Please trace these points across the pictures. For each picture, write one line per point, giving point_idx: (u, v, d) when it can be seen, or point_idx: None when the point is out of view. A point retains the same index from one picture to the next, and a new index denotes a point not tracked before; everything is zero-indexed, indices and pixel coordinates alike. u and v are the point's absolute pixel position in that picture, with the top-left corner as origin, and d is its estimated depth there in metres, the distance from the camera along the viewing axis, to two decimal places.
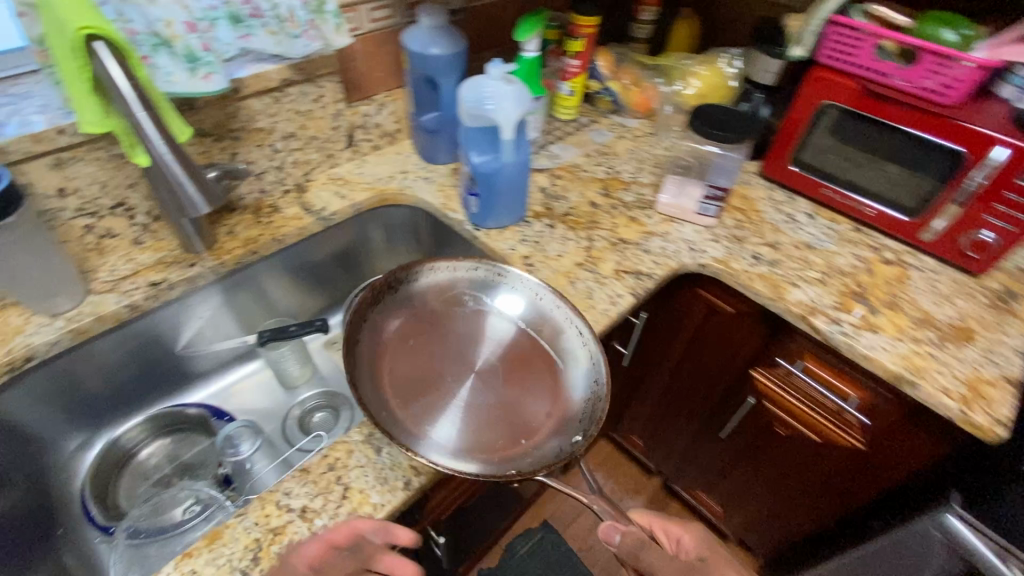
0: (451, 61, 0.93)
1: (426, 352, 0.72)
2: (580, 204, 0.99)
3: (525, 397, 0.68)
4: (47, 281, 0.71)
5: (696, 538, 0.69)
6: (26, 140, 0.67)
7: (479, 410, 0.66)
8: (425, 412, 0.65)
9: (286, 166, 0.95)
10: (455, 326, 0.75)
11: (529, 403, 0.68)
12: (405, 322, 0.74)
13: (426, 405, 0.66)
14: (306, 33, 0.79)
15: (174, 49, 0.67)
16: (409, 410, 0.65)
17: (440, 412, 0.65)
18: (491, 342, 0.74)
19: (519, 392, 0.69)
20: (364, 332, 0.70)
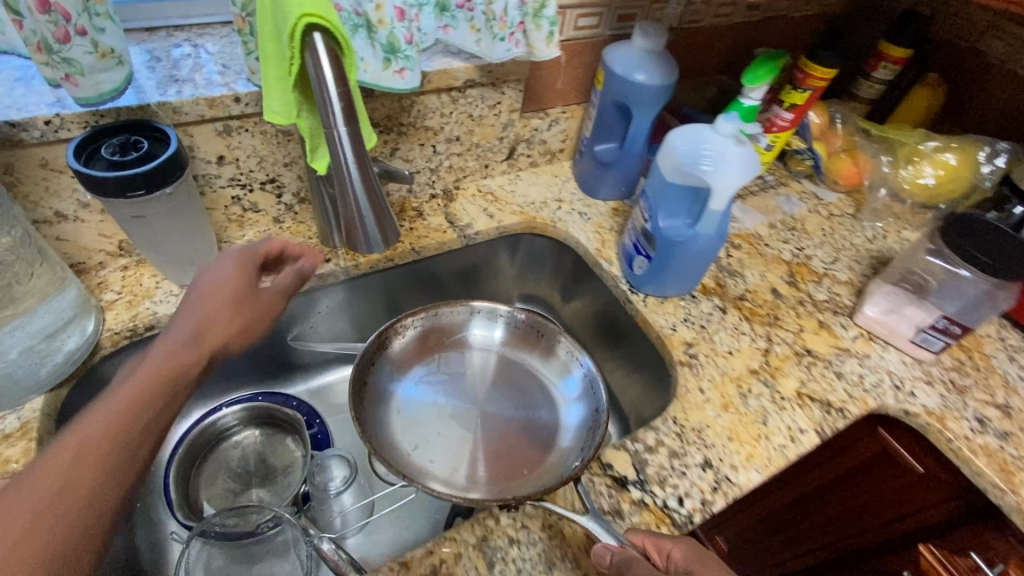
0: (657, 92, 0.78)
1: (441, 386, 0.74)
2: (759, 289, 0.83)
3: (533, 419, 0.72)
4: (186, 249, 0.67)
5: (688, 554, 0.49)
6: (202, 104, 0.61)
7: (492, 444, 0.69)
8: (448, 444, 0.69)
9: (440, 169, 0.86)
10: (448, 365, 0.76)
11: (544, 428, 0.71)
12: (411, 363, 0.74)
13: (451, 434, 0.70)
14: (512, 36, 0.68)
15: (376, 36, 0.57)
16: (433, 440, 0.69)
17: (457, 455, 0.68)
18: (498, 375, 0.76)
19: (541, 417, 0.72)
20: (373, 377, 0.70)
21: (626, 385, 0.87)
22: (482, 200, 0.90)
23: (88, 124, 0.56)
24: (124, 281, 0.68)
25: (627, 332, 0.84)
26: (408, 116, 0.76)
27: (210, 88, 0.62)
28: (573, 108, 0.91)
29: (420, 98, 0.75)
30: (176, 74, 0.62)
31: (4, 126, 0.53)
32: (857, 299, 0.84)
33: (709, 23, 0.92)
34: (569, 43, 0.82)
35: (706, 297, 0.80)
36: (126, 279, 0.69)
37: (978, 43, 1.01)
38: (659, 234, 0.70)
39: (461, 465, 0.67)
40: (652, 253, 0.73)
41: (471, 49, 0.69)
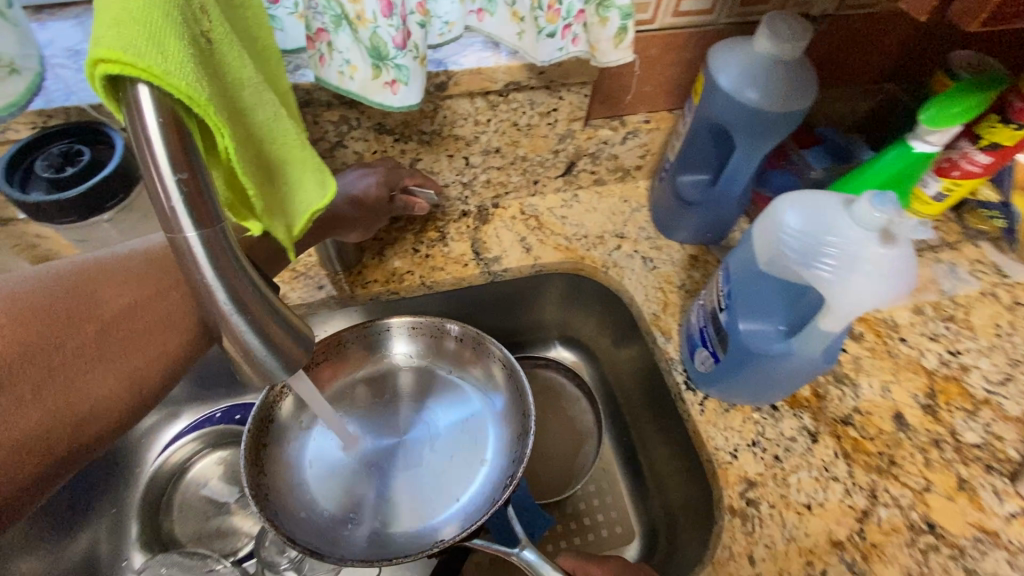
0: (775, 117, 0.54)
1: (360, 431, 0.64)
2: (874, 410, 0.60)
3: (466, 435, 0.63)
4: None
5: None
6: None
7: (430, 482, 0.61)
8: (385, 506, 0.59)
9: (475, 184, 0.70)
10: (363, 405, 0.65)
11: (467, 447, 0.63)
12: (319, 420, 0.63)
13: (380, 482, 0.61)
14: (567, 30, 0.48)
15: (360, 35, 0.42)
16: (355, 493, 0.60)
17: (394, 509, 0.59)
18: (417, 402, 0.66)
19: (464, 432, 0.64)
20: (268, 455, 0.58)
21: (665, 484, 0.69)
22: (523, 225, 0.73)
23: (38, 126, 0.47)
24: None
25: (675, 425, 0.65)
26: (431, 123, 0.60)
27: None
28: (661, 117, 0.70)
29: (447, 102, 0.58)
30: None
31: None
32: None
33: (883, 10, 0.63)
34: (663, 35, 0.60)
35: (790, 411, 0.59)
36: None
37: None
38: (733, 338, 0.50)
39: (390, 515, 0.58)
40: (721, 355, 0.53)
41: (511, 45, 0.51)
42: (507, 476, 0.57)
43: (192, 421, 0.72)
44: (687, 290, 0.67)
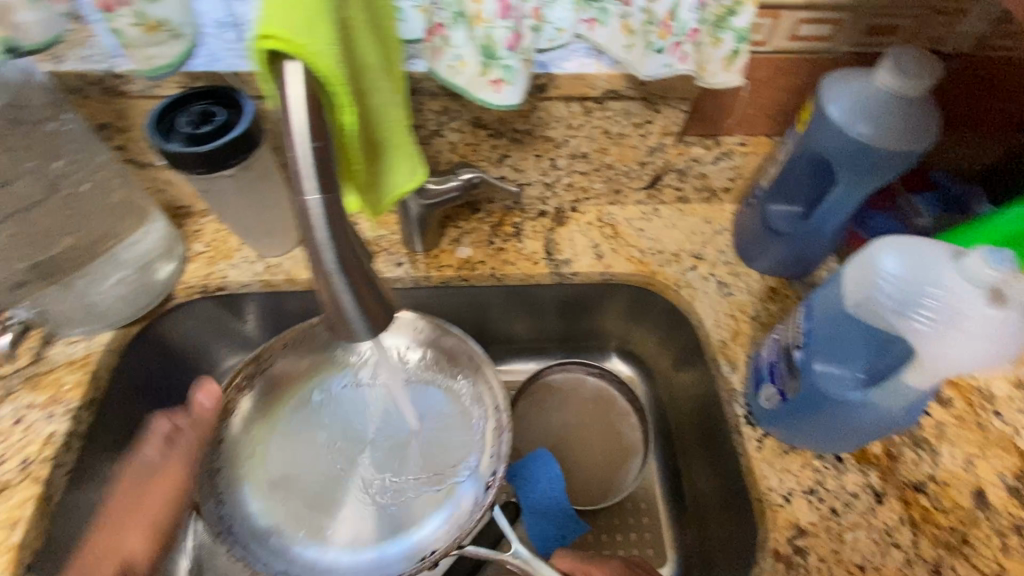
0: (887, 156, 0.51)
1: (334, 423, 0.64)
2: (952, 482, 0.55)
3: (438, 441, 0.62)
4: (263, 223, 0.64)
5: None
6: None
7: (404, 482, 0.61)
8: (353, 503, 0.60)
9: (557, 186, 0.71)
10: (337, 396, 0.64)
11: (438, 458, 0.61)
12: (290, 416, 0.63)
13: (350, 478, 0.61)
14: (677, 48, 0.48)
15: (474, 33, 0.43)
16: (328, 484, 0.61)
17: (361, 508, 0.60)
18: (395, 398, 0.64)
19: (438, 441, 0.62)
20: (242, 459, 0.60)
21: (705, 515, 0.67)
22: (598, 232, 0.73)
23: (184, 86, 0.54)
24: (214, 236, 0.69)
25: (727, 459, 0.63)
26: (525, 122, 0.62)
27: None
28: (758, 141, 0.68)
29: (544, 104, 0.60)
30: None
31: (110, 77, 0.53)
32: None
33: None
34: (776, 59, 0.59)
35: (855, 466, 0.56)
36: (217, 234, 0.69)
37: None
38: (806, 380, 0.48)
39: (363, 511, 0.60)
40: (790, 394, 0.51)
41: (618, 57, 0.51)
42: (485, 480, 0.57)
43: None
44: (760, 322, 0.65)
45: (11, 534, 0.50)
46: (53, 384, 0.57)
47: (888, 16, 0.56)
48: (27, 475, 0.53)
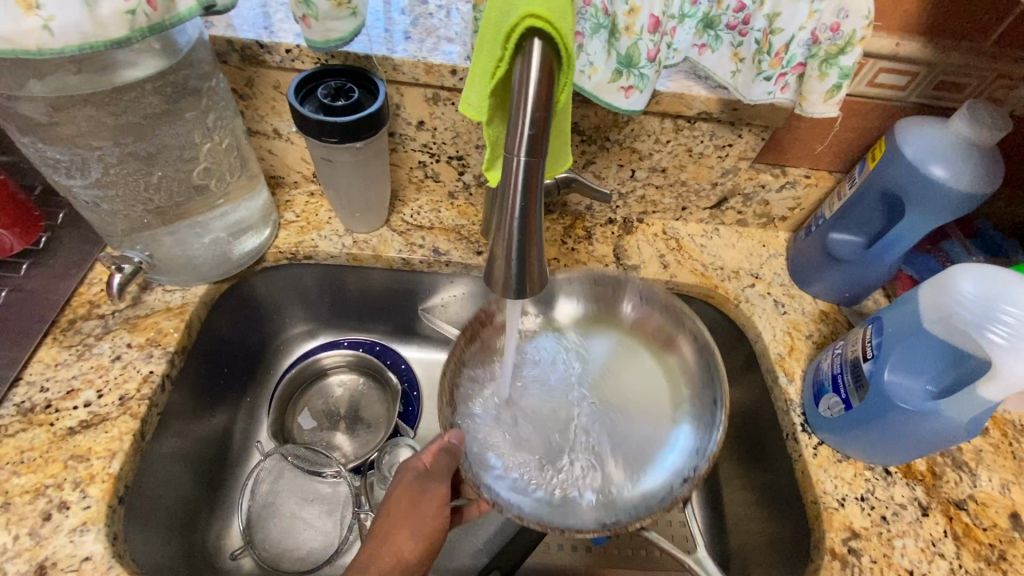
0: (955, 197, 0.57)
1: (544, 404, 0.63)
2: (991, 502, 0.59)
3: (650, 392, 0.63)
4: (360, 198, 0.68)
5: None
6: (420, 68, 0.59)
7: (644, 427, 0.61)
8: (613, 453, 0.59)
9: (630, 197, 0.76)
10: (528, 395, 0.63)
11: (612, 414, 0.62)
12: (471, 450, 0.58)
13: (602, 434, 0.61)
14: (782, 78, 0.53)
15: (616, 43, 0.48)
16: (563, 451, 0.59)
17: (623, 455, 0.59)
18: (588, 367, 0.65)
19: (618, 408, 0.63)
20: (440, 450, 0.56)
21: (749, 519, 0.70)
22: (664, 244, 0.77)
23: (320, 62, 0.58)
24: (305, 208, 0.72)
25: (777, 466, 0.66)
26: (618, 132, 0.67)
27: (434, 53, 0.60)
28: (821, 176, 0.72)
29: (639, 117, 0.65)
30: (407, 31, 0.61)
31: (255, 45, 0.57)
32: None
33: None
34: (851, 101, 0.64)
35: (902, 479, 0.60)
36: (307, 206, 0.73)
37: None
38: (877, 388, 0.52)
39: (611, 462, 0.59)
40: (855, 402, 0.55)
41: (724, 80, 0.57)
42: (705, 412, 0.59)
43: (328, 342, 0.80)
44: (815, 341, 0.69)
45: (109, 464, 0.51)
46: (150, 327, 0.60)
47: (959, 75, 0.61)
48: (125, 409, 0.54)
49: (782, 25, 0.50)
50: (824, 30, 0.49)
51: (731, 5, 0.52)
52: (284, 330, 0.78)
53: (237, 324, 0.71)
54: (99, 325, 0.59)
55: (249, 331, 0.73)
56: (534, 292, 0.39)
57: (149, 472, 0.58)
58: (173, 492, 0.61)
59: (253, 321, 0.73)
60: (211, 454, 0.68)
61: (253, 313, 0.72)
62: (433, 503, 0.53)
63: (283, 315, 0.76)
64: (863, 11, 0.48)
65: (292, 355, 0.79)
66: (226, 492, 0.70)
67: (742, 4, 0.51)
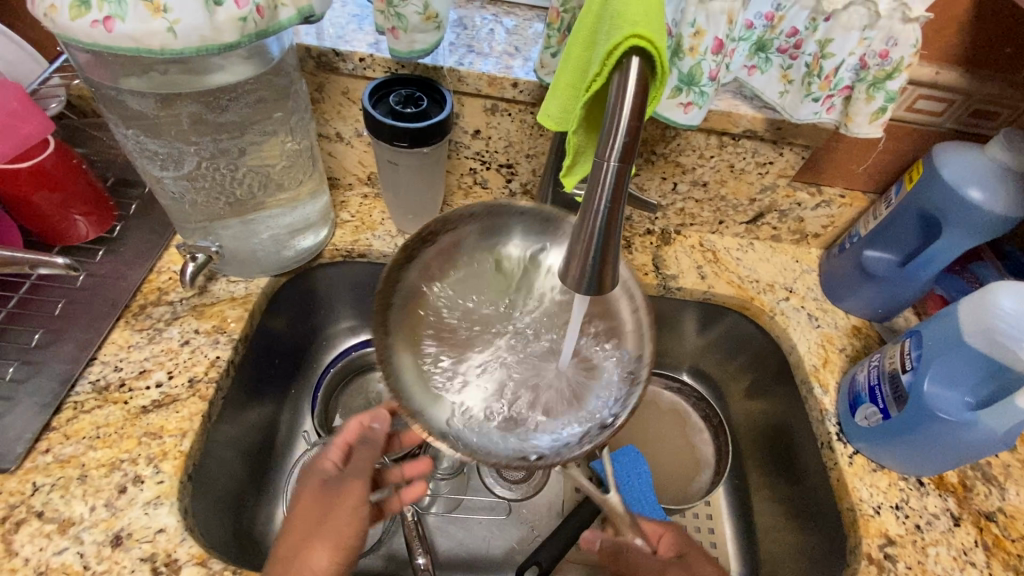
0: (993, 220, 0.59)
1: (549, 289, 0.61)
2: (1021, 517, 0.60)
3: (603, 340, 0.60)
4: (414, 200, 0.71)
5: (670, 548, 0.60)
6: (483, 80, 0.63)
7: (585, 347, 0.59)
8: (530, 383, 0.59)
9: (669, 209, 0.79)
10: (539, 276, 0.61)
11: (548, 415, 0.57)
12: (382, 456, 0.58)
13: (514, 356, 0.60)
14: (829, 100, 0.56)
15: (680, 64, 0.51)
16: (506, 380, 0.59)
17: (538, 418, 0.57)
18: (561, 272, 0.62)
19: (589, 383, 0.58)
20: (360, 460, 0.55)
21: (779, 524, 0.71)
22: (700, 255, 0.80)
23: (390, 71, 0.62)
24: (359, 208, 0.76)
25: (809, 474, 0.68)
26: (664, 146, 0.70)
27: (496, 67, 0.63)
28: (856, 196, 0.75)
29: (686, 133, 0.68)
30: (471, 45, 0.65)
31: (331, 54, 0.61)
32: None
33: None
34: (890, 125, 0.67)
35: (936, 491, 0.61)
36: (362, 206, 0.76)
37: None
38: (916, 397, 0.54)
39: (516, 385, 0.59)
40: (894, 412, 0.57)
41: (772, 100, 0.60)
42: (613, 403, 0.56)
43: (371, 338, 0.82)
44: (848, 355, 0.71)
45: (180, 442, 0.54)
46: (217, 315, 0.63)
47: (995, 104, 0.64)
48: (194, 391, 0.57)
49: (833, 51, 0.53)
50: (873, 56, 0.52)
51: (784, 31, 0.55)
52: (330, 325, 0.80)
53: (289, 316, 0.73)
54: (168, 311, 0.62)
55: (299, 324, 0.76)
56: (605, 291, 0.41)
57: (209, 455, 0.60)
58: (226, 475, 0.63)
59: (304, 315, 0.75)
60: (260, 442, 0.70)
61: (304, 307, 0.75)
62: (347, 500, 0.49)
63: (331, 311, 0.79)
64: (912, 40, 0.51)
65: (337, 350, 0.82)
66: (271, 481, 0.71)
67: (795, 29, 0.55)
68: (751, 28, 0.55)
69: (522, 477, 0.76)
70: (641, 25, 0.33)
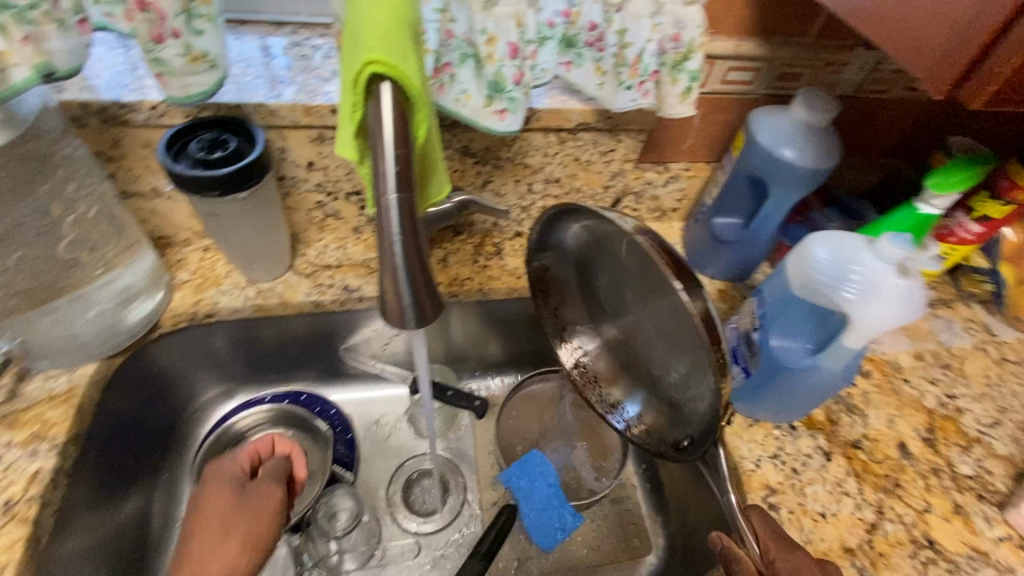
0: (805, 174, 0.64)
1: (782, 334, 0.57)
2: (881, 438, 0.66)
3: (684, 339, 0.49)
4: (257, 249, 0.66)
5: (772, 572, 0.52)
6: (299, 111, 0.59)
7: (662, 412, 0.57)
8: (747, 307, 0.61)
9: (532, 209, 0.79)
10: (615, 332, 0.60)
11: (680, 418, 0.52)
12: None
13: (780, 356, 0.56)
14: (642, 86, 0.57)
15: (483, 71, 0.50)
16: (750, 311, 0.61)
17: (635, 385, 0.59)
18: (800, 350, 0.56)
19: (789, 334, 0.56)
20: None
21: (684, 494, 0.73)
22: None
23: (191, 116, 0.57)
24: (201, 264, 0.69)
25: (674, 316, 0.47)
26: (508, 150, 0.70)
27: (310, 95, 0.60)
28: (699, 168, 0.79)
29: (525, 134, 0.68)
30: (281, 75, 0.61)
31: (115, 106, 0.55)
32: (1017, 487, 0.63)
33: (894, 96, 0.74)
34: (711, 98, 0.71)
35: (807, 431, 0.66)
36: (204, 261, 0.70)
37: None
38: (766, 354, 0.57)
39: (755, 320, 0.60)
40: (753, 369, 0.59)
41: (592, 93, 0.60)
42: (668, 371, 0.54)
43: (246, 400, 0.77)
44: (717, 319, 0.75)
45: None
46: (34, 421, 0.55)
47: (794, 66, 0.68)
48: (11, 515, 0.49)
49: (630, 39, 0.54)
50: (668, 40, 0.54)
51: (584, 25, 0.56)
52: (194, 397, 0.73)
53: (139, 397, 0.66)
54: None
55: (155, 406, 0.69)
56: (431, 320, 0.40)
57: None
58: None
59: (157, 393, 0.68)
60: (129, 544, 0.62)
61: (155, 386, 0.68)
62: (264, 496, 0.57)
63: (189, 381, 0.72)
64: (696, 21, 0.53)
65: (209, 423, 0.75)
66: None
67: (593, 23, 0.56)
68: (553, 26, 0.56)
69: (434, 504, 0.76)
70: (389, 47, 0.31)
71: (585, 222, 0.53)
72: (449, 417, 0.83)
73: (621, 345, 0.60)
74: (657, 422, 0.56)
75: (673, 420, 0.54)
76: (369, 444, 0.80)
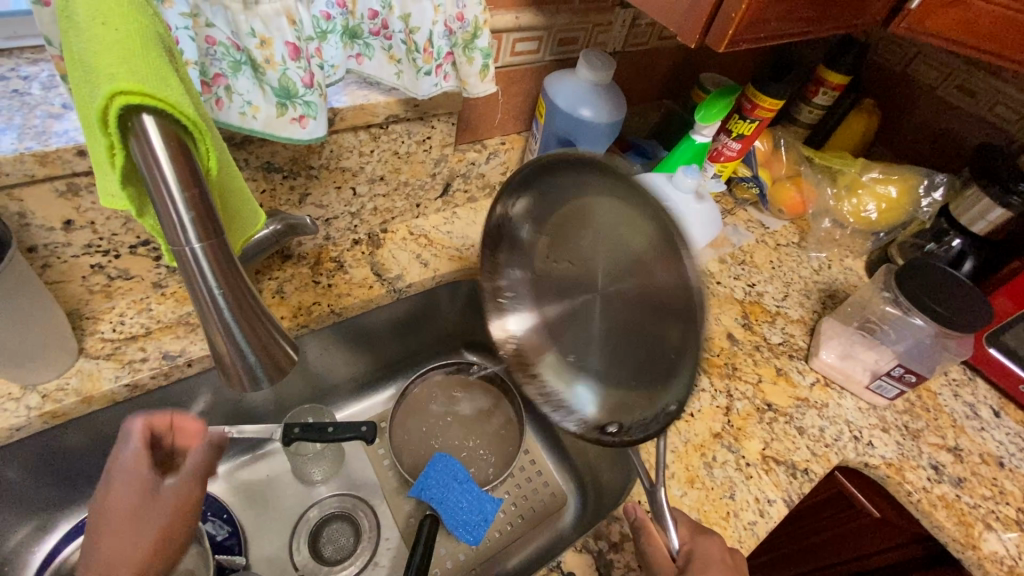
0: (604, 128, 0.71)
1: None
2: (714, 335, 0.78)
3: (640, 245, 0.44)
4: (24, 345, 0.52)
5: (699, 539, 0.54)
6: (29, 161, 0.46)
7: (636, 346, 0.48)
8: None
9: (363, 213, 0.75)
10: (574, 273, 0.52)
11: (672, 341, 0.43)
12: None
13: None
14: (440, 69, 0.57)
15: (265, 77, 0.45)
16: None
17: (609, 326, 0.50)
18: None
19: None
20: None
21: (580, 441, 0.78)
22: (415, 244, 0.79)
23: None
24: None
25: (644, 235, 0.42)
26: (319, 157, 0.64)
27: (40, 138, 0.47)
28: (513, 139, 0.82)
29: (332, 137, 0.63)
30: None
31: None
32: (811, 340, 0.80)
33: (654, 46, 0.85)
34: (507, 71, 0.73)
35: None
36: None
37: (907, 69, 0.97)
38: None
39: None
40: None
41: (392, 83, 0.58)
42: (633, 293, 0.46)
43: (73, 527, 0.65)
44: None
45: None
46: None
47: (569, 31, 0.74)
48: None
49: (416, 23, 0.53)
50: (453, 20, 0.54)
51: (365, 13, 0.53)
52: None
53: None
54: None
55: None
56: (286, 370, 0.35)
57: None
58: None
59: None
60: None
61: None
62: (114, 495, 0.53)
63: None
64: None
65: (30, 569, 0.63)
66: None
67: (374, 11, 0.53)
68: (331, 18, 0.51)
69: (353, 541, 0.74)
70: (137, 70, 0.26)
71: (571, 171, 0.47)
72: (336, 459, 0.78)
73: (568, 314, 0.54)
74: (608, 409, 0.50)
75: (631, 407, 0.48)
76: (251, 515, 0.74)
